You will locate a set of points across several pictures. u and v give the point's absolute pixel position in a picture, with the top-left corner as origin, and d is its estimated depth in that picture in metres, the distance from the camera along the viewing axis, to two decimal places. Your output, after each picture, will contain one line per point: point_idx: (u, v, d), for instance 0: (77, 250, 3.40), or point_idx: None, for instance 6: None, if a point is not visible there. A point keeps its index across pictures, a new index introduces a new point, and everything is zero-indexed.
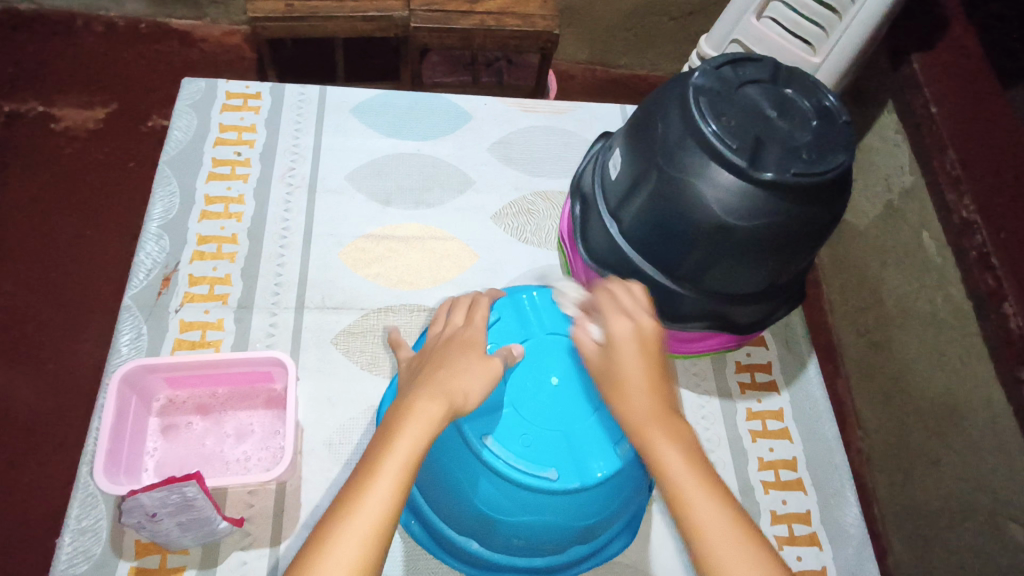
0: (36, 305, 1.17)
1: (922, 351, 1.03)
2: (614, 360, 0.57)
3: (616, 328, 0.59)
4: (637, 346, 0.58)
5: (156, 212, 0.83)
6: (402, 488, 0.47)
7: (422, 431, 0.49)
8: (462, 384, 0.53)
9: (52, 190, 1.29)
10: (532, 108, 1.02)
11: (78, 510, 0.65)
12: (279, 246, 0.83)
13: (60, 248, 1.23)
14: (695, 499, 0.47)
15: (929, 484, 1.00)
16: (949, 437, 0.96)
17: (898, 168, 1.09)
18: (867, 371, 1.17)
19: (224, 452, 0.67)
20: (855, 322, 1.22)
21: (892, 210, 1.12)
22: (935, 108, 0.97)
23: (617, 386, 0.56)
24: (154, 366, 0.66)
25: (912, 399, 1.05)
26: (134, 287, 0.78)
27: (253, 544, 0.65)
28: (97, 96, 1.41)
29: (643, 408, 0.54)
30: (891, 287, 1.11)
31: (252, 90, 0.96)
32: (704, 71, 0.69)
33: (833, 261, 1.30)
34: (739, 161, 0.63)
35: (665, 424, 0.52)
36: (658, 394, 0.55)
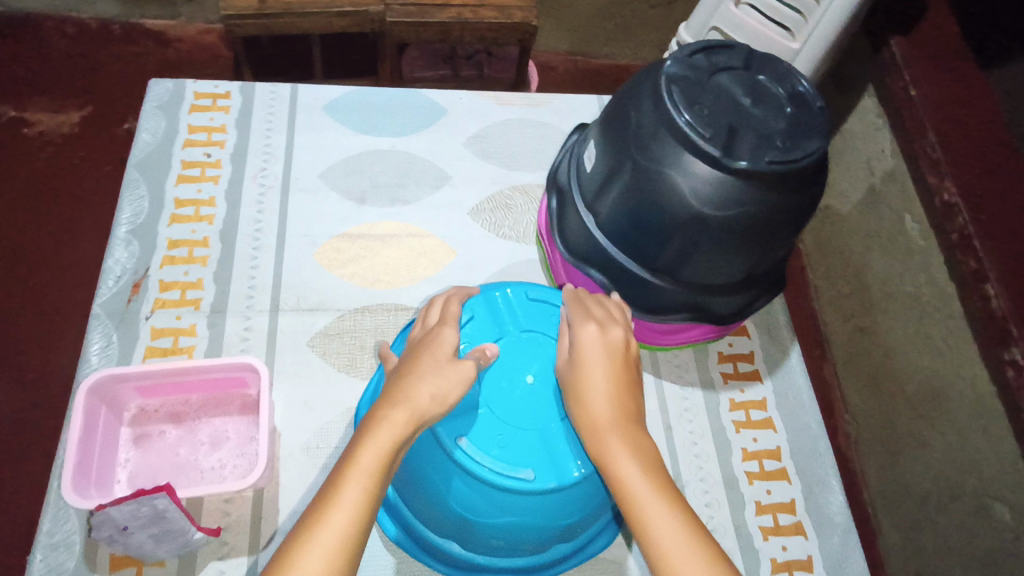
0: (12, 314, 1.15)
1: (906, 335, 1.03)
2: (578, 367, 0.58)
3: (581, 334, 0.60)
4: (601, 352, 0.58)
5: (124, 217, 0.82)
6: (370, 498, 0.46)
7: (387, 438, 0.49)
8: (429, 386, 0.53)
9: (27, 197, 1.27)
10: (509, 101, 1.01)
11: (49, 524, 0.64)
12: (252, 247, 0.81)
13: (36, 255, 1.21)
14: (651, 511, 0.47)
15: (917, 466, 1.00)
16: (935, 420, 0.96)
17: (880, 153, 1.09)
18: (853, 355, 1.17)
19: (199, 460, 0.66)
20: (840, 307, 1.22)
21: (874, 194, 1.12)
22: (914, 90, 0.97)
23: (577, 394, 0.56)
24: (123, 375, 0.64)
25: (897, 383, 1.05)
26: (103, 294, 0.76)
27: (231, 553, 0.64)
28: (70, 99, 1.38)
29: (602, 418, 0.54)
30: (874, 272, 1.11)
31: (221, 89, 0.94)
32: (676, 60, 0.68)
33: (817, 247, 1.30)
34: (713, 150, 0.62)
35: (623, 433, 0.53)
36: (618, 402, 0.55)
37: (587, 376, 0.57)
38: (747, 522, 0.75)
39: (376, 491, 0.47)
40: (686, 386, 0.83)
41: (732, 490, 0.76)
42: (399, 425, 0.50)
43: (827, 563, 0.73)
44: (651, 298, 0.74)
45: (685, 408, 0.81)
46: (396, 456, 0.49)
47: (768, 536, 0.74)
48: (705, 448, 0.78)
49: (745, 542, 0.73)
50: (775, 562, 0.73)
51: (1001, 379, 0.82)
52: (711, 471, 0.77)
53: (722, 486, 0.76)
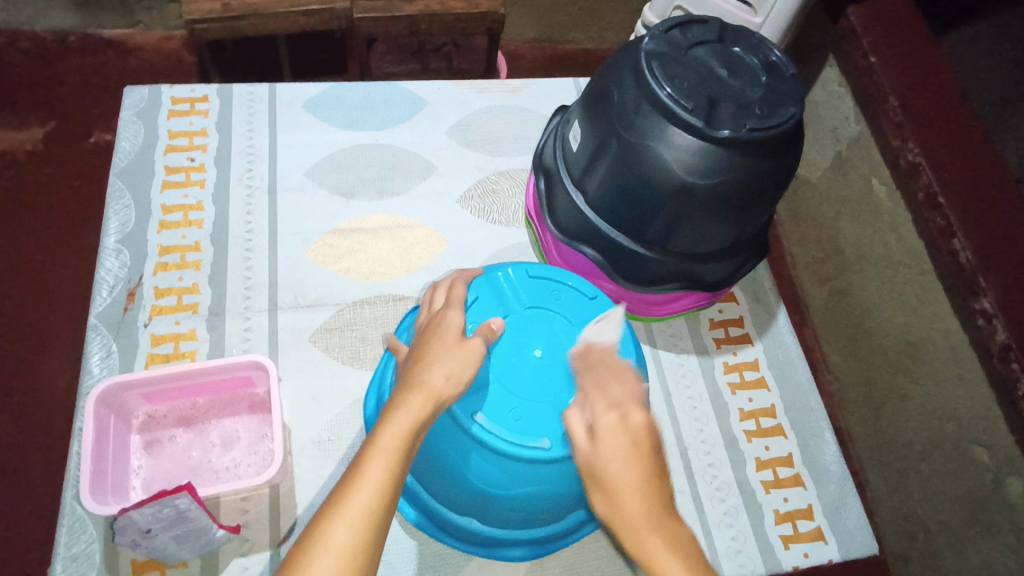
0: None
1: (882, 293, 1.07)
2: (603, 460, 0.47)
3: (600, 423, 0.49)
4: (629, 446, 0.47)
5: (112, 226, 0.81)
6: (392, 474, 0.47)
7: (406, 418, 0.50)
8: (442, 366, 0.54)
9: None
10: (487, 89, 1.02)
11: (67, 536, 0.64)
12: (245, 249, 0.81)
13: (13, 276, 1.19)
14: None
15: (900, 418, 1.05)
16: (913, 372, 1.01)
17: (845, 120, 1.12)
18: (832, 317, 1.22)
19: (213, 461, 0.67)
20: (817, 272, 1.26)
21: (841, 160, 1.15)
22: (874, 58, 1.00)
23: (615, 504, 0.45)
24: (130, 383, 0.64)
25: (875, 340, 1.09)
26: (99, 305, 0.76)
27: (253, 549, 0.65)
28: (33, 115, 1.36)
29: (652, 534, 0.43)
30: (847, 235, 1.15)
31: (198, 93, 0.93)
32: (652, 37, 0.70)
33: (790, 215, 1.34)
34: (696, 121, 0.64)
35: (679, 552, 0.42)
36: (660, 505, 0.44)
37: (615, 476, 0.46)
38: (749, 478, 0.78)
39: (398, 467, 0.47)
40: (682, 353, 0.85)
41: (732, 448, 0.79)
42: (414, 404, 0.51)
43: (826, 510, 0.77)
44: (643, 269, 0.77)
45: (683, 374, 0.84)
46: (415, 433, 0.50)
47: (770, 489, 0.77)
48: (705, 411, 0.81)
49: (749, 498, 0.76)
50: (778, 514, 0.76)
51: (972, 327, 0.86)
52: (712, 433, 0.80)
53: (723, 446, 0.79)
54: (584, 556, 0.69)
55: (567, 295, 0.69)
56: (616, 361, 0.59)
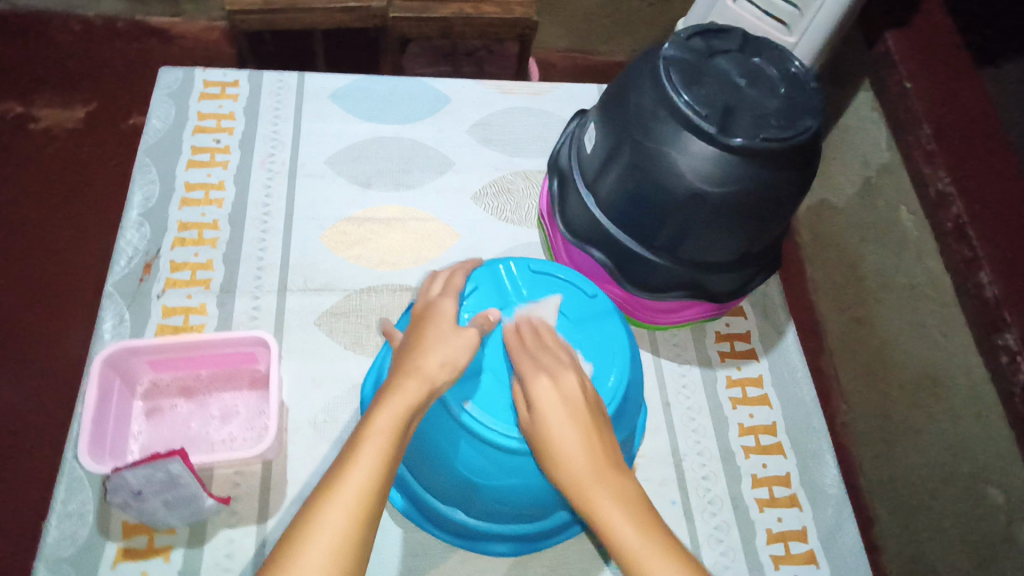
0: (25, 305, 1.17)
1: (902, 325, 1.08)
2: (542, 425, 0.53)
3: (535, 389, 0.55)
4: (560, 405, 0.54)
5: (136, 200, 0.83)
6: (388, 457, 0.48)
7: (401, 405, 0.51)
8: (437, 352, 0.55)
9: (32, 191, 1.29)
10: (511, 90, 1.03)
11: (64, 493, 0.66)
12: (261, 231, 0.83)
13: (46, 247, 1.24)
14: (652, 562, 0.44)
15: (914, 453, 1.04)
16: (932, 406, 1.01)
17: (876, 146, 1.12)
18: (849, 344, 1.22)
19: (210, 432, 0.68)
20: (837, 299, 1.26)
21: (870, 186, 1.15)
22: (910, 84, 1.00)
23: (551, 456, 0.52)
24: (136, 349, 0.66)
25: (893, 373, 1.10)
26: (116, 274, 0.78)
27: (241, 522, 0.66)
28: (77, 95, 1.41)
29: (586, 473, 0.50)
30: (870, 263, 1.16)
31: (230, 78, 0.96)
32: (673, 43, 0.70)
33: (813, 239, 1.34)
34: (710, 128, 0.64)
35: (610, 486, 0.49)
36: (594, 450, 0.51)
37: (550, 435, 0.53)
38: (743, 495, 0.77)
39: (391, 450, 0.48)
40: (684, 363, 0.85)
41: (728, 463, 0.78)
42: (409, 389, 0.52)
43: (820, 534, 0.75)
44: (649, 275, 0.77)
45: (684, 384, 0.83)
46: (410, 418, 0.50)
47: (764, 508, 0.76)
48: (703, 423, 0.80)
49: (741, 514, 0.75)
50: (770, 533, 0.75)
51: (995, 363, 0.87)
52: (708, 446, 0.79)
53: (719, 460, 0.78)
54: (568, 557, 0.69)
55: (567, 292, 0.68)
56: (547, 330, 0.62)
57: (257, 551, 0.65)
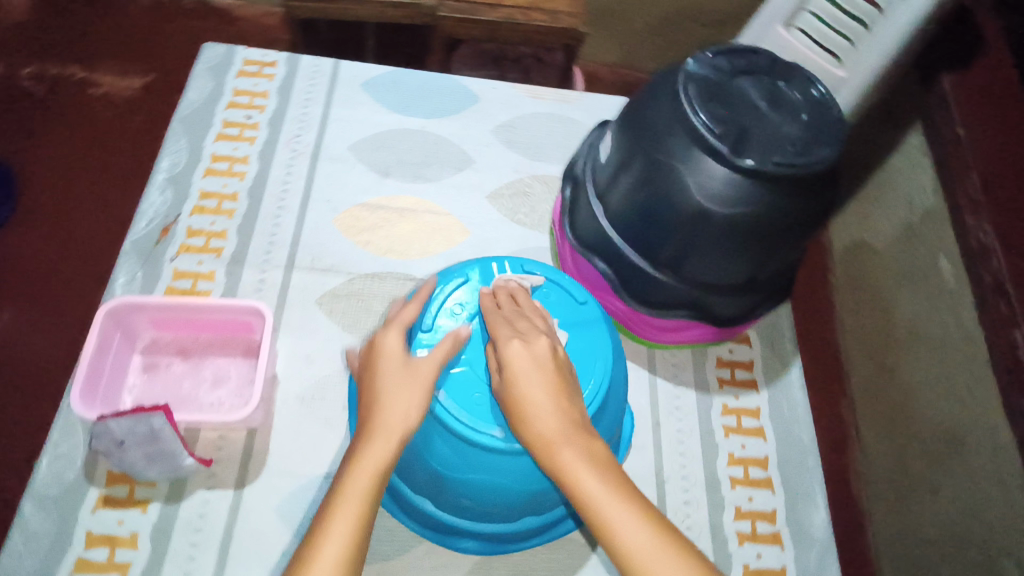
0: (68, 259, 1.25)
1: (926, 378, 1.10)
2: (513, 384, 0.55)
3: (508, 352, 0.57)
4: (530, 365, 0.55)
5: (164, 165, 0.87)
6: (361, 521, 0.48)
7: (369, 465, 0.51)
8: (398, 389, 0.54)
9: (88, 153, 1.38)
10: (541, 95, 1.03)
11: (58, 434, 0.68)
12: (277, 207, 0.85)
13: (93, 206, 1.31)
14: (612, 510, 0.47)
15: (925, 511, 1.06)
16: (948, 465, 1.01)
17: (921, 190, 1.16)
18: (873, 393, 1.24)
19: (200, 394, 0.70)
20: (867, 344, 1.28)
21: (910, 231, 1.19)
22: (964, 130, 0.98)
23: (518, 412, 0.53)
24: (140, 305, 0.68)
25: (913, 425, 1.11)
26: (135, 233, 0.81)
27: (218, 485, 0.68)
28: (137, 66, 1.50)
29: (552, 430, 0.52)
30: (902, 311, 1.19)
31: (269, 58, 0.99)
32: (697, 60, 0.69)
33: (848, 280, 1.38)
34: (722, 147, 0.63)
35: (575, 442, 0.51)
36: (562, 409, 0.53)
37: (518, 395, 0.54)
38: (724, 526, 0.74)
39: (366, 512, 0.49)
40: (679, 385, 0.83)
41: (712, 492, 0.76)
42: (375, 437, 0.52)
43: None
44: (652, 292, 0.76)
45: (676, 406, 0.81)
46: (380, 474, 0.51)
47: (744, 542, 0.74)
48: (691, 447, 0.79)
49: (719, 545, 0.73)
50: (747, 569, 0.72)
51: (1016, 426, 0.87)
52: (694, 471, 0.77)
53: (703, 487, 0.76)
54: (533, 564, 0.68)
55: (557, 298, 0.67)
56: (523, 295, 0.64)
57: (230, 516, 0.66)
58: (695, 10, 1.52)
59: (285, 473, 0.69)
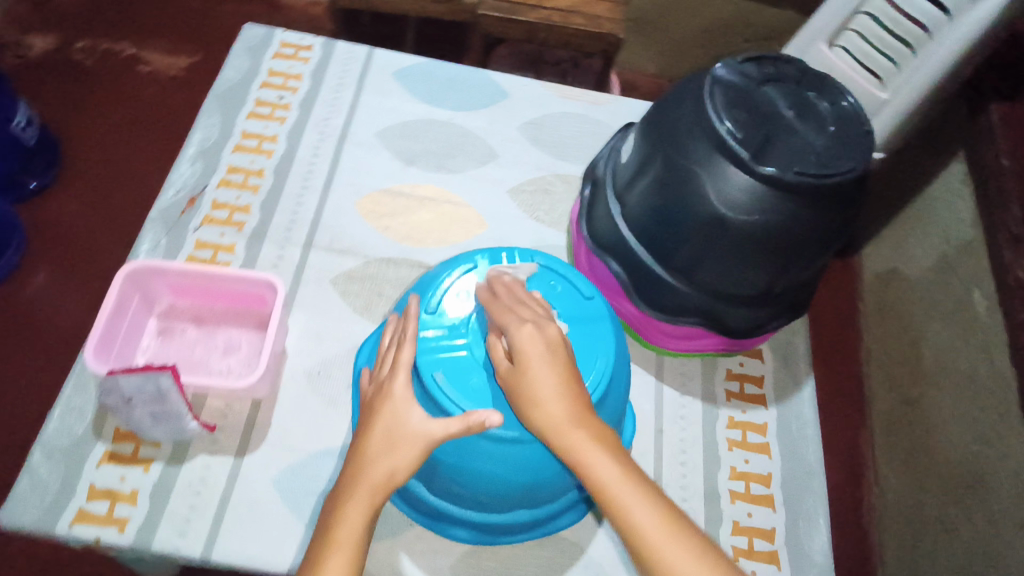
0: (116, 237, 1.34)
1: (948, 412, 1.11)
2: (525, 372, 0.53)
3: (518, 338, 0.54)
4: (545, 352, 0.54)
5: (196, 138, 0.89)
6: (349, 572, 0.49)
7: (354, 519, 0.50)
8: (385, 460, 0.51)
9: (135, 131, 1.46)
10: (571, 96, 1.03)
11: (72, 389, 0.71)
12: (301, 186, 0.87)
13: (140, 182, 1.41)
14: (629, 497, 0.47)
15: (940, 551, 1.05)
16: (971, 508, 1.00)
17: (960, 222, 1.17)
18: (894, 425, 1.25)
19: (210, 361, 0.72)
20: (890, 375, 1.30)
21: (947, 261, 1.19)
22: (1006, 160, 0.93)
23: (530, 399, 0.52)
24: (160, 270, 0.70)
25: (933, 462, 1.12)
26: (163, 202, 0.83)
27: (220, 452, 0.69)
28: (183, 47, 1.59)
29: (565, 418, 0.51)
30: (931, 341, 1.20)
31: (305, 42, 1.01)
32: (725, 65, 0.69)
33: (878, 308, 1.40)
34: (743, 153, 0.62)
35: (589, 429, 0.51)
36: (574, 396, 0.52)
37: (534, 380, 0.52)
38: (720, 540, 0.73)
39: (355, 561, 0.50)
40: (686, 394, 0.82)
41: (711, 504, 0.75)
42: (360, 502, 0.51)
43: None
44: (664, 297, 0.75)
45: (681, 415, 0.80)
46: (367, 525, 0.51)
47: (739, 558, 0.72)
48: (693, 458, 0.78)
49: None
50: None
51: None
52: (694, 482, 0.76)
53: (701, 499, 0.75)
54: (522, 560, 0.68)
55: (565, 288, 0.65)
56: (520, 287, 0.61)
57: (228, 482, 0.67)
58: (736, 22, 1.51)
59: (285, 445, 0.70)
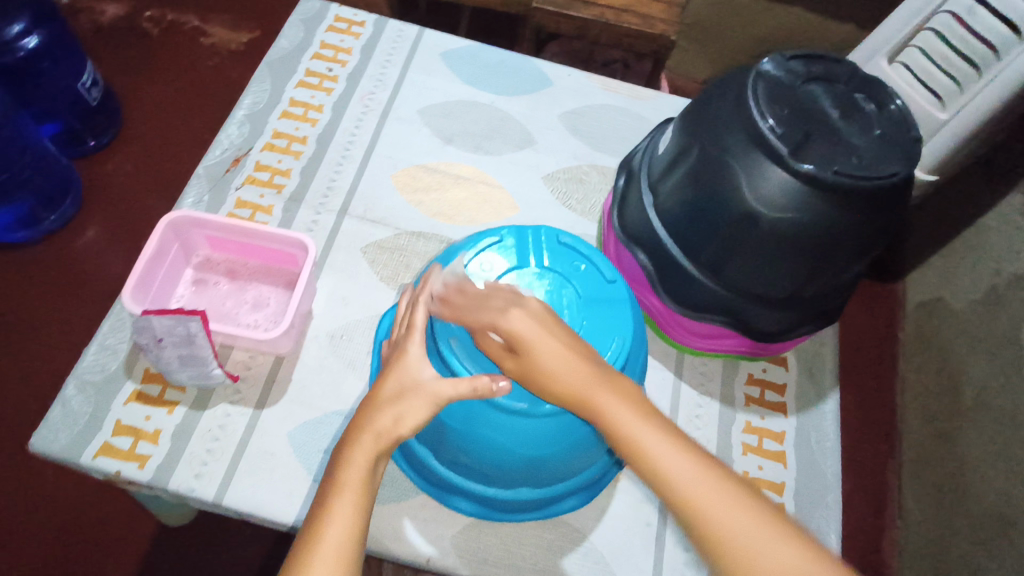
0: (164, 196, 1.39)
1: (983, 450, 1.07)
2: (528, 352, 0.50)
3: (507, 323, 0.51)
4: (541, 329, 0.51)
5: (245, 102, 0.92)
6: (359, 507, 0.49)
7: (362, 458, 0.51)
8: (394, 407, 0.52)
9: (192, 99, 1.52)
10: (614, 89, 1.03)
11: (108, 328, 0.74)
12: (341, 156, 0.89)
13: (192, 148, 1.45)
14: (658, 446, 0.45)
15: None
16: (1000, 551, 0.96)
17: (1012, 255, 1.12)
18: (925, 459, 1.21)
19: (239, 314, 0.74)
20: (925, 406, 1.26)
21: (996, 294, 1.14)
22: None
23: (541, 375, 0.50)
24: (200, 222, 0.73)
25: (964, 501, 1.08)
26: (209, 160, 0.86)
27: (240, 402, 0.71)
28: (244, 23, 1.65)
29: (582, 379, 0.48)
30: (971, 376, 1.15)
31: (358, 18, 1.03)
32: (773, 61, 0.68)
33: (916, 336, 1.35)
34: (782, 148, 0.61)
35: (606, 386, 0.48)
36: (583, 357, 0.49)
37: (541, 360, 0.50)
38: None
39: (364, 499, 0.50)
40: (704, 394, 0.81)
41: None
42: (365, 446, 0.51)
43: None
44: (689, 291, 0.74)
45: (697, 415, 0.79)
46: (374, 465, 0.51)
47: None
48: None
49: None
50: None
51: None
52: None
53: None
54: (523, 539, 0.68)
55: (588, 268, 0.64)
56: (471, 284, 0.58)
57: (245, 431, 0.69)
58: (794, 32, 1.48)
59: (302, 402, 0.72)
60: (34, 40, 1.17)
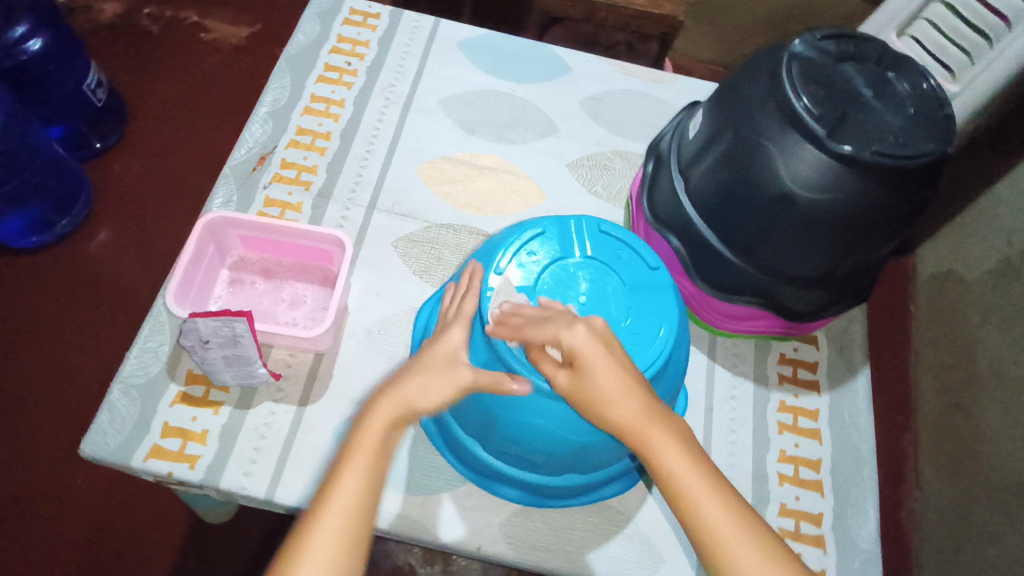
0: (175, 195, 1.39)
1: (1002, 420, 1.08)
2: (589, 374, 0.50)
3: (574, 343, 0.51)
4: (603, 350, 0.51)
5: (267, 100, 0.91)
6: (368, 479, 0.48)
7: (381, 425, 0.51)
8: (421, 379, 0.53)
9: (196, 96, 1.51)
10: (634, 73, 1.03)
11: (148, 331, 0.74)
12: (365, 150, 0.89)
13: (199, 145, 1.45)
14: (694, 484, 0.46)
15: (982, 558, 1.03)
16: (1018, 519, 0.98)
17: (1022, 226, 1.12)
18: (942, 430, 1.22)
19: (277, 312, 0.74)
20: (940, 378, 1.27)
21: (1008, 265, 1.15)
22: None
23: (597, 401, 0.50)
24: (234, 221, 0.73)
25: (982, 470, 1.09)
26: (235, 159, 0.86)
27: (284, 399, 0.72)
28: (244, 17, 1.63)
29: (633, 410, 0.49)
30: (987, 348, 1.16)
31: (374, 10, 1.02)
32: (805, 41, 0.68)
33: (930, 310, 1.36)
34: (819, 129, 0.61)
35: (658, 420, 0.48)
36: (636, 385, 0.50)
37: (597, 383, 0.50)
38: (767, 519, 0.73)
39: (375, 469, 0.49)
40: (737, 375, 0.82)
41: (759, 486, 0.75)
42: (386, 413, 0.51)
43: None
44: (722, 274, 0.74)
45: (732, 396, 0.80)
46: (388, 436, 0.51)
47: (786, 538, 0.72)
48: (742, 438, 0.77)
49: None
50: None
51: None
52: (743, 462, 0.76)
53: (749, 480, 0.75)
54: (570, 523, 0.69)
55: (630, 256, 0.65)
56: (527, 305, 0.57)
57: (290, 429, 0.70)
58: (799, 8, 1.47)
59: (344, 397, 0.72)
60: (38, 42, 1.18)
